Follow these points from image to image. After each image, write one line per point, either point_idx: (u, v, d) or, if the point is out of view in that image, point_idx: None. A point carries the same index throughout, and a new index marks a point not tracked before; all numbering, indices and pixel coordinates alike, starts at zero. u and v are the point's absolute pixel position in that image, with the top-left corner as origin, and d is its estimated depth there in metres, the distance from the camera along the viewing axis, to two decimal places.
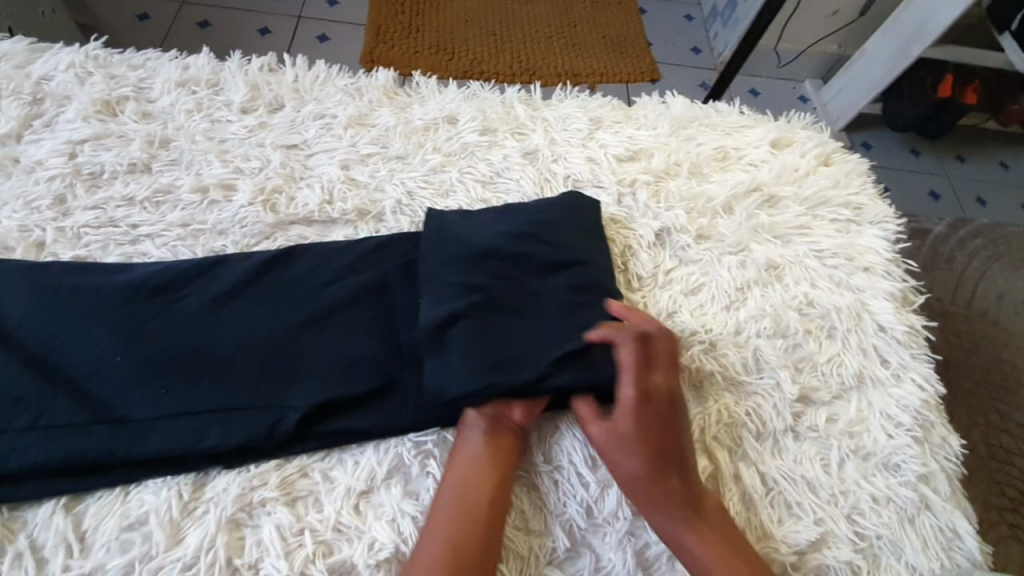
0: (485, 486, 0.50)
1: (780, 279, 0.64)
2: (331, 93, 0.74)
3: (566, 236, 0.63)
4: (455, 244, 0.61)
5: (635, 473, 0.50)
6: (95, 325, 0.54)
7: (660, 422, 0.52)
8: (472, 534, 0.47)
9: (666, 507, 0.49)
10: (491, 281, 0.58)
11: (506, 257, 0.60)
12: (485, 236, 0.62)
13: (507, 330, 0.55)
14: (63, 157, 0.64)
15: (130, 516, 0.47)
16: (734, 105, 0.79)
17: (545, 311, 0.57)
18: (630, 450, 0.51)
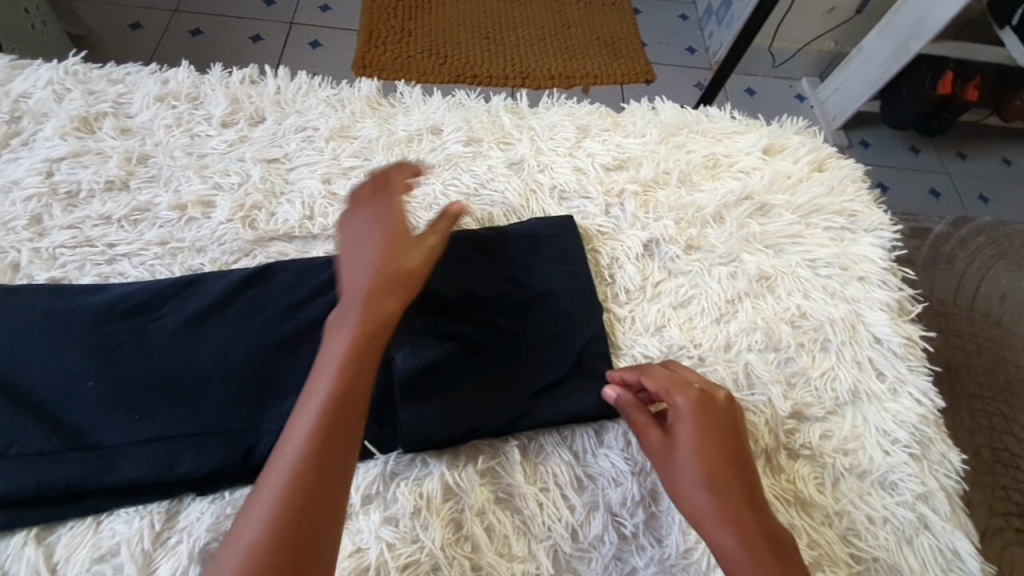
0: (339, 405, 0.42)
1: (773, 290, 0.62)
2: (313, 105, 0.73)
3: (534, 267, 0.62)
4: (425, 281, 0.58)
5: (702, 488, 0.47)
6: (68, 348, 0.53)
7: (720, 438, 0.49)
8: (306, 466, 0.39)
9: (737, 532, 0.45)
10: (464, 324, 0.58)
11: (478, 296, 0.59)
12: (457, 275, 0.60)
13: (485, 377, 0.56)
14: (39, 176, 0.63)
15: (101, 547, 0.47)
16: (726, 110, 0.78)
17: (521, 354, 0.57)
18: (693, 463, 0.48)
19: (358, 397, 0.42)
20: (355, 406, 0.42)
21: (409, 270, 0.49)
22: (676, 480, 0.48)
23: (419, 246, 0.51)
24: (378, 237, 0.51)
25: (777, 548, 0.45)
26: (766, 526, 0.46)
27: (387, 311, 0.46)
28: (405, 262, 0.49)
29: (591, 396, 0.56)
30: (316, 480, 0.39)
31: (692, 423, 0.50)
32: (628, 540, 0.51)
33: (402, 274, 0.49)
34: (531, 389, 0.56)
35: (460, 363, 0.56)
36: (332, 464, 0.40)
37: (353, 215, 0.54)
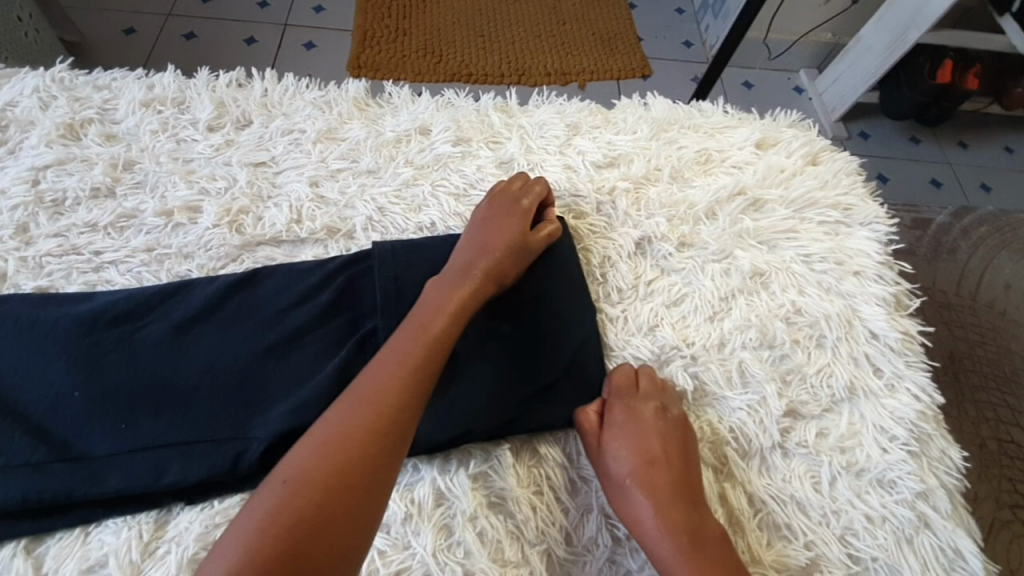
0: (405, 370, 0.47)
1: (767, 287, 0.61)
2: (300, 107, 0.72)
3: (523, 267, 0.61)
4: (416, 290, 0.59)
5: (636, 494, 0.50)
6: (55, 359, 0.53)
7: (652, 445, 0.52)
8: (364, 418, 0.44)
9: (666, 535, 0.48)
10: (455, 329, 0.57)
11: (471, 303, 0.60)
12: None
13: (478, 378, 0.55)
14: (25, 184, 0.63)
15: (90, 558, 0.46)
16: (718, 104, 0.77)
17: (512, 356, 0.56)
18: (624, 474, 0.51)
19: (427, 365, 0.48)
20: (418, 374, 0.48)
21: (486, 267, 0.57)
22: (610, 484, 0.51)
23: (499, 242, 0.59)
24: (472, 237, 0.60)
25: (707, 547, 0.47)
26: (697, 527, 0.48)
27: (468, 293, 0.55)
28: (486, 257, 0.57)
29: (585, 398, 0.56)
30: (369, 432, 0.43)
31: (625, 433, 0.53)
32: (622, 543, 0.51)
33: (483, 265, 0.57)
34: (524, 390, 0.55)
35: (450, 368, 0.55)
36: (390, 417, 0.44)
37: (477, 215, 0.62)
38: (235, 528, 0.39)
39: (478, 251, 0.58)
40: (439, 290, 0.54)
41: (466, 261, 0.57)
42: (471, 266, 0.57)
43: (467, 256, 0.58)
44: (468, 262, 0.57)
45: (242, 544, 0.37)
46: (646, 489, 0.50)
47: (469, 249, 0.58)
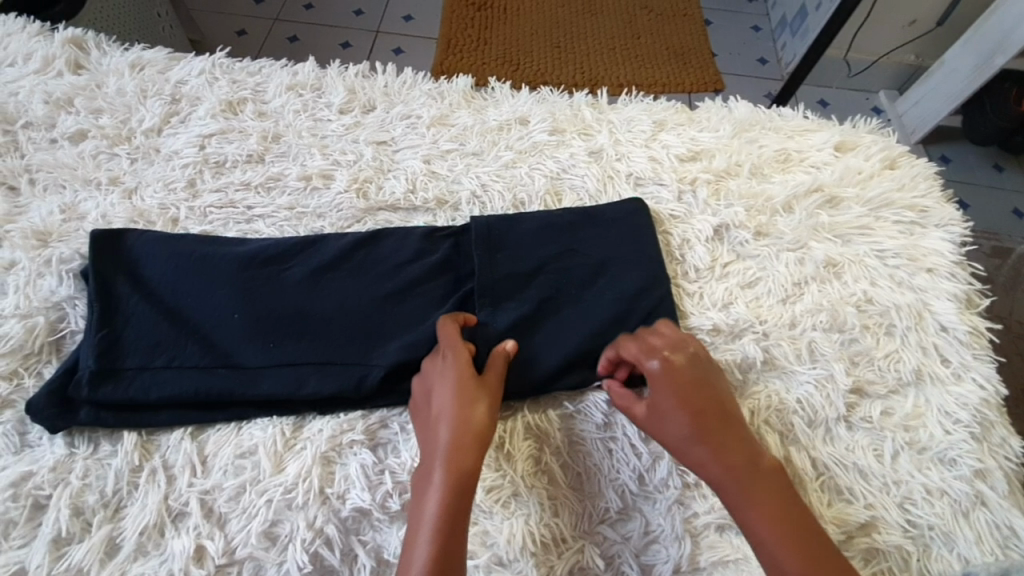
0: (436, 544, 0.45)
1: (839, 276, 0.66)
2: (417, 96, 0.82)
3: (604, 244, 0.68)
4: (504, 258, 0.66)
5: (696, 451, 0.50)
6: (220, 286, 0.64)
7: (708, 397, 0.53)
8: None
9: (755, 504, 0.48)
10: (540, 292, 0.65)
11: (515, 270, 0.66)
12: (532, 254, 0.67)
13: (563, 334, 0.62)
14: (195, 148, 0.75)
15: (242, 446, 0.56)
16: (798, 111, 0.82)
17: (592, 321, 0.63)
18: (699, 439, 0.50)
19: (458, 521, 0.47)
20: (451, 522, 0.47)
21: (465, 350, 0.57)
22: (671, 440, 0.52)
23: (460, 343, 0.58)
24: (429, 379, 0.56)
25: (810, 522, 0.47)
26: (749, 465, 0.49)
27: (477, 423, 0.52)
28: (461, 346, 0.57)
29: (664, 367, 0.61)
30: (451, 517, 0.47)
31: (672, 386, 0.53)
32: (691, 488, 0.56)
33: (472, 385, 0.54)
34: (603, 348, 0.61)
35: (538, 327, 0.63)
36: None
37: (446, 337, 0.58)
38: None
39: (443, 379, 0.55)
40: (429, 446, 0.51)
41: (442, 404, 0.53)
42: (450, 399, 0.53)
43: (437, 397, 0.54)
44: (441, 395, 0.54)
45: None
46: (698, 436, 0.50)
47: (431, 386, 0.56)
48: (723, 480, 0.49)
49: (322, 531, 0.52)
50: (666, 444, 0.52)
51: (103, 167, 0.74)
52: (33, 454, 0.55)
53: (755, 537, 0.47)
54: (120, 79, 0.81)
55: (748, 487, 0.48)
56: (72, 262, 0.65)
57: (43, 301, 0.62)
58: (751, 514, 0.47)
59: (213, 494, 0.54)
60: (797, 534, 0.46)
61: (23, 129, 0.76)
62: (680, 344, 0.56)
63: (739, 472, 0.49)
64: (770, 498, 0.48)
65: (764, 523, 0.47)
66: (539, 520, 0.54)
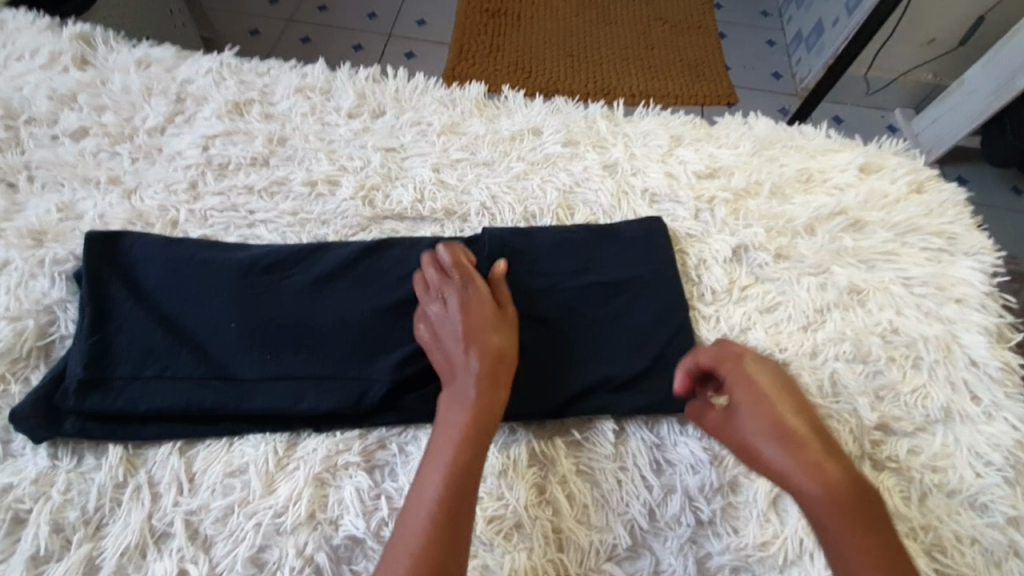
0: (457, 476, 0.47)
1: (863, 304, 0.63)
2: (428, 102, 0.80)
3: (620, 263, 0.65)
4: (514, 273, 0.64)
5: (773, 455, 0.49)
6: (218, 293, 0.61)
7: (789, 408, 0.51)
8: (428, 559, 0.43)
9: (842, 516, 0.45)
10: (551, 311, 0.62)
11: (528, 286, 0.63)
12: (545, 270, 0.64)
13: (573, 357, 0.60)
14: (198, 149, 0.73)
15: (233, 464, 0.53)
16: (820, 130, 0.79)
17: (604, 345, 0.61)
18: (785, 451, 0.49)
19: (480, 444, 0.50)
20: (477, 453, 0.49)
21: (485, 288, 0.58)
22: (750, 445, 0.51)
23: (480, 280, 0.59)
24: (451, 306, 0.57)
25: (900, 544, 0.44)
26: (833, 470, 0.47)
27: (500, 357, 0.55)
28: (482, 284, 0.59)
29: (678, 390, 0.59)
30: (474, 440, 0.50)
31: (747, 394, 0.53)
32: (704, 526, 0.53)
33: (492, 321, 0.56)
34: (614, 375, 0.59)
35: (546, 347, 0.60)
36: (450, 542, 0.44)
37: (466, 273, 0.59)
38: (401, 531, 0.45)
39: (471, 311, 0.56)
40: (461, 377, 0.54)
41: (471, 336, 0.55)
42: (480, 333, 0.55)
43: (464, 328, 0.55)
44: (471, 327, 0.55)
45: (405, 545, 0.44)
46: (774, 441, 0.49)
47: (457, 314, 0.56)
48: (810, 489, 0.46)
49: (312, 559, 0.49)
50: (744, 452, 0.51)
51: (104, 165, 0.72)
52: (16, 464, 0.53)
53: (832, 546, 0.45)
54: (126, 76, 0.79)
55: (834, 496, 0.46)
56: (67, 264, 0.63)
57: (34, 303, 0.60)
58: (840, 532, 0.45)
59: (200, 514, 0.51)
60: (886, 553, 0.44)
61: (25, 124, 0.75)
62: (750, 355, 0.56)
63: (818, 478, 0.47)
64: (864, 519, 0.45)
65: (848, 536, 0.44)
66: (541, 556, 0.51)
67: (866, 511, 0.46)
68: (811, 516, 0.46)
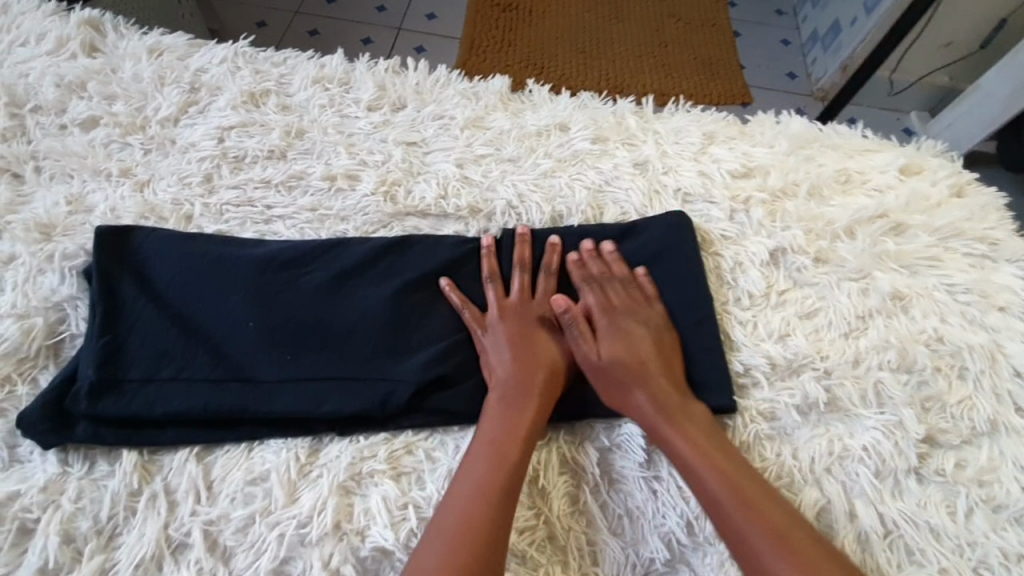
0: (501, 472, 0.49)
1: (906, 310, 0.61)
2: (450, 96, 0.77)
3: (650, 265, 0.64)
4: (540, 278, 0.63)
5: (679, 444, 0.52)
6: (234, 291, 0.59)
7: (663, 396, 0.55)
8: (470, 548, 0.45)
9: (749, 509, 0.48)
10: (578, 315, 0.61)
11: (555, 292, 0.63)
12: (571, 275, 0.63)
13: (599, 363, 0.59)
14: (213, 141, 0.71)
15: (254, 472, 0.51)
16: (856, 129, 0.77)
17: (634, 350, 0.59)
18: (687, 442, 0.52)
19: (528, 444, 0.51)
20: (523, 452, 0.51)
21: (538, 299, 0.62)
22: (659, 435, 0.53)
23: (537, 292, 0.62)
24: (507, 333, 0.58)
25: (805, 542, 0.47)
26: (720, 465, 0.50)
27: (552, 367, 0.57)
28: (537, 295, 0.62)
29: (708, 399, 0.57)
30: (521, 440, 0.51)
31: (621, 375, 0.56)
32: None
33: (540, 333, 0.59)
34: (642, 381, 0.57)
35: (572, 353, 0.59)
36: (493, 541, 0.46)
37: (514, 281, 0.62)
38: (440, 519, 0.47)
39: (526, 336, 0.59)
40: (509, 386, 0.54)
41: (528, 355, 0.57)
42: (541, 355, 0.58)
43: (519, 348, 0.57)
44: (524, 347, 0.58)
45: (444, 533, 0.46)
46: (678, 431, 0.52)
47: (512, 335, 0.58)
48: (716, 484, 0.49)
49: (337, 571, 0.47)
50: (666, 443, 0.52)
51: (114, 157, 0.69)
52: (24, 471, 0.51)
53: (737, 536, 0.47)
54: (137, 64, 0.76)
55: (743, 491, 0.49)
56: (76, 259, 0.60)
57: (42, 300, 0.57)
58: (741, 516, 0.48)
59: (219, 524, 0.49)
60: (788, 546, 0.46)
61: (32, 112, 0.72)
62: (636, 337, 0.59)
63: (694, 469, 0.50)
64: (755, 503, 0.48)
65: (754, 527, 0.47)
66: (578, 569, 0.49)
67: (767, 504, 0.49)
68: (712, 509, 0.49)
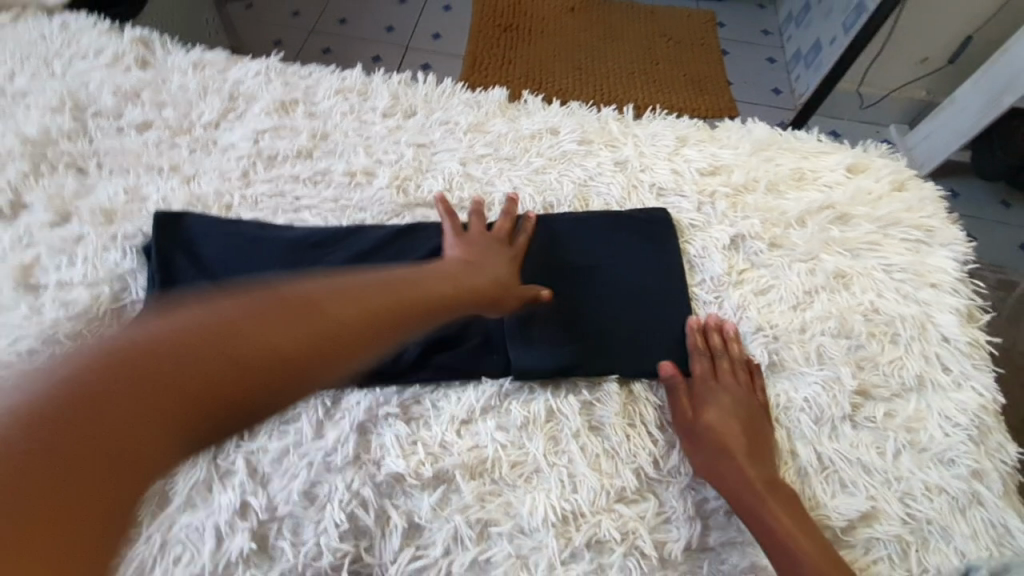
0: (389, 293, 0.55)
1: (848, 287, 0.70)
2: (455, 104, 0.88)
3: (628, 245, 0.73)
4: (534, 257, 0.72)
5: (752, 501, 0.56)
6: (270, 266, 0.69)
7: (741, 455, 0.58)
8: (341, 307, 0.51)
9: (807, 551, 0.52)
10: (564, 287, 0.70)
11: (544, 266, 0.71)
12: (558, 253, 0.72)
13: (582, 327, 0.67)
14: (250, 142, 0.81)
15: (287, 413, 0.60)
16: (812, 135, 0.87)
17: (613, 318, 0.68)
18: (762, 501, 0.55)
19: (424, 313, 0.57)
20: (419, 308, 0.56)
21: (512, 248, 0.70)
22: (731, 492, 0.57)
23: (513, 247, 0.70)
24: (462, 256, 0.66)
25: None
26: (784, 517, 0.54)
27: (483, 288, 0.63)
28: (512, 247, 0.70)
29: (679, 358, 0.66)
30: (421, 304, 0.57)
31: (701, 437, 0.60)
32: (701, 475, 0.60)
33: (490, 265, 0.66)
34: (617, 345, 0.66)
35: (558, 317, 0.68)
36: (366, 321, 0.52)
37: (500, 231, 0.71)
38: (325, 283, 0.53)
39: (473, 261, 0.65)
40: (446, 278, 0.61)
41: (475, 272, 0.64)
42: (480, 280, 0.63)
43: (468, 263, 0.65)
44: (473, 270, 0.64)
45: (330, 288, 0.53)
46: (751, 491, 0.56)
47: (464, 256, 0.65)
48: (777, 527, 0.54)
49: (358, 492, 0.56)
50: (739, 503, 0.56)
51: (165, 154, 0.80)
52: None
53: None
54: (183, 77, 0.87)
55: (795, 530, 0.53)
56: (135, 239, 0.71)
57: (108, 272, 0.68)
58: (796, 546, 0.52)
59: (259, 454, 0.58)
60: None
61: (92, 116, 0.83)
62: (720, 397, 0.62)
63: (771, 527, 0.54)
64: (808, 537, 0.53)
65: (814, 569, 0.51)
66: (558, 495, 0.57)
67: (821, 547, 0.53)
68: (773, 553, 0.53)
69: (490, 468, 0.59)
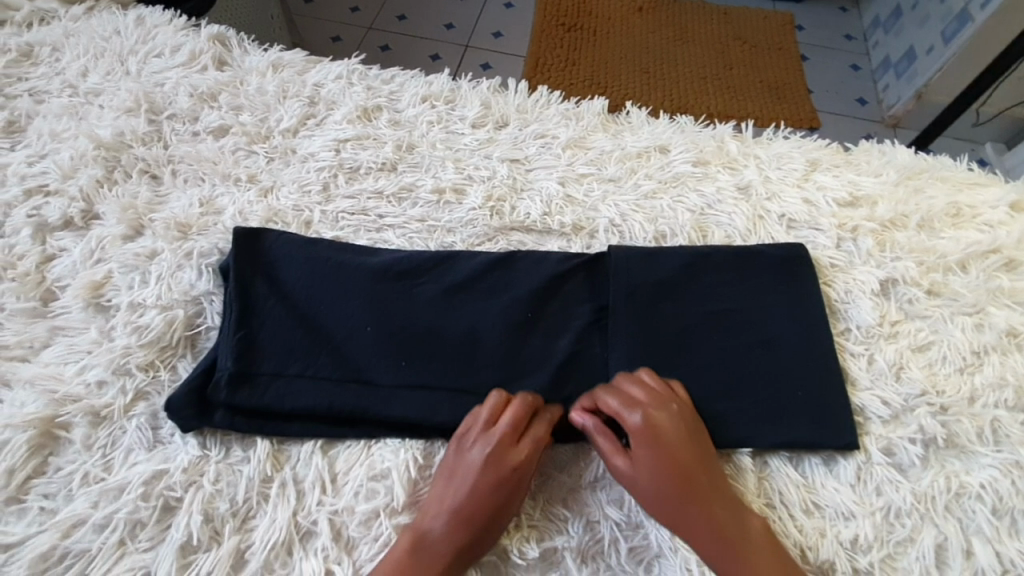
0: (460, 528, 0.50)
1: (1023, 348, 0.59)
2: (551, 115, 0.80)
3: (756, 290, 0.63)
4: (652, 298, 0.63)
5: None
6: (354, 296, 0.62)
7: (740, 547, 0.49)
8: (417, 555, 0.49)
9: None
10: (682, 338, 0.61)
11: (660, 312, 0.62)
12: (674, 294, 0.63)
13: (703, 388, 0.58)
14: (331, 152, 0.75)
15: (375, 468, 0.54)
16: (961, 162, 0.75)
17: (741, 378, 0.59)
18: None
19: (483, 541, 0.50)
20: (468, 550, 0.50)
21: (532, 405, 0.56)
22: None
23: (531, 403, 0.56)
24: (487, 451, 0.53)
25: None
26: None
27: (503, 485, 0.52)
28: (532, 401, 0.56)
29: (824, 431, 0.56)
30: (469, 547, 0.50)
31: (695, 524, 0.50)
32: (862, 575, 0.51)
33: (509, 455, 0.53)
34: (745, 414, 0.57)
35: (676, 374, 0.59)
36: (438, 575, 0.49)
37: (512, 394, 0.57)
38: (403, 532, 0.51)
39: (499, 476, 0.52)
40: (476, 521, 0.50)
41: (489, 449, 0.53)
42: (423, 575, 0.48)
43: (456, 540, 0.50)
44: (422, 556, 0.49)
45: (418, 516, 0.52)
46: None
47: (456, 466, 0.53)
48: None
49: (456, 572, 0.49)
50: None
51: (241, 163, 0.74)
52: (166, 452, 0.54)
53: None
54: (261, 79, 0.82)
55: None
56: (211, 257, 0.65)
57: (183, 294, 0.62)
58: None
59: (343, 515, 0.52)
60: None
61: (167, 119, 0.77)
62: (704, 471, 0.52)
63: None
64: None
65: None
66: None
67: None
68: None
69: (605, 550, 0.52)
